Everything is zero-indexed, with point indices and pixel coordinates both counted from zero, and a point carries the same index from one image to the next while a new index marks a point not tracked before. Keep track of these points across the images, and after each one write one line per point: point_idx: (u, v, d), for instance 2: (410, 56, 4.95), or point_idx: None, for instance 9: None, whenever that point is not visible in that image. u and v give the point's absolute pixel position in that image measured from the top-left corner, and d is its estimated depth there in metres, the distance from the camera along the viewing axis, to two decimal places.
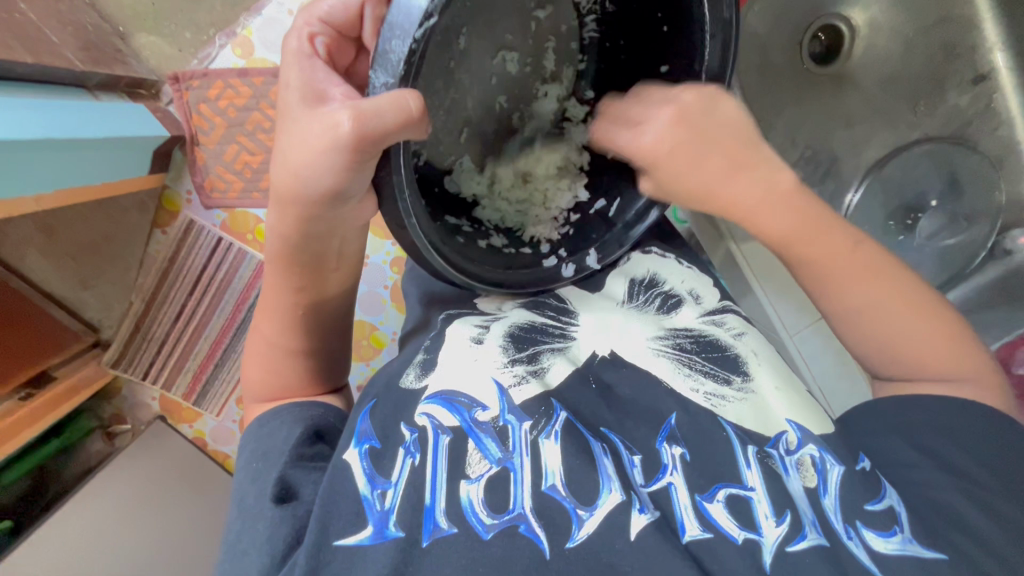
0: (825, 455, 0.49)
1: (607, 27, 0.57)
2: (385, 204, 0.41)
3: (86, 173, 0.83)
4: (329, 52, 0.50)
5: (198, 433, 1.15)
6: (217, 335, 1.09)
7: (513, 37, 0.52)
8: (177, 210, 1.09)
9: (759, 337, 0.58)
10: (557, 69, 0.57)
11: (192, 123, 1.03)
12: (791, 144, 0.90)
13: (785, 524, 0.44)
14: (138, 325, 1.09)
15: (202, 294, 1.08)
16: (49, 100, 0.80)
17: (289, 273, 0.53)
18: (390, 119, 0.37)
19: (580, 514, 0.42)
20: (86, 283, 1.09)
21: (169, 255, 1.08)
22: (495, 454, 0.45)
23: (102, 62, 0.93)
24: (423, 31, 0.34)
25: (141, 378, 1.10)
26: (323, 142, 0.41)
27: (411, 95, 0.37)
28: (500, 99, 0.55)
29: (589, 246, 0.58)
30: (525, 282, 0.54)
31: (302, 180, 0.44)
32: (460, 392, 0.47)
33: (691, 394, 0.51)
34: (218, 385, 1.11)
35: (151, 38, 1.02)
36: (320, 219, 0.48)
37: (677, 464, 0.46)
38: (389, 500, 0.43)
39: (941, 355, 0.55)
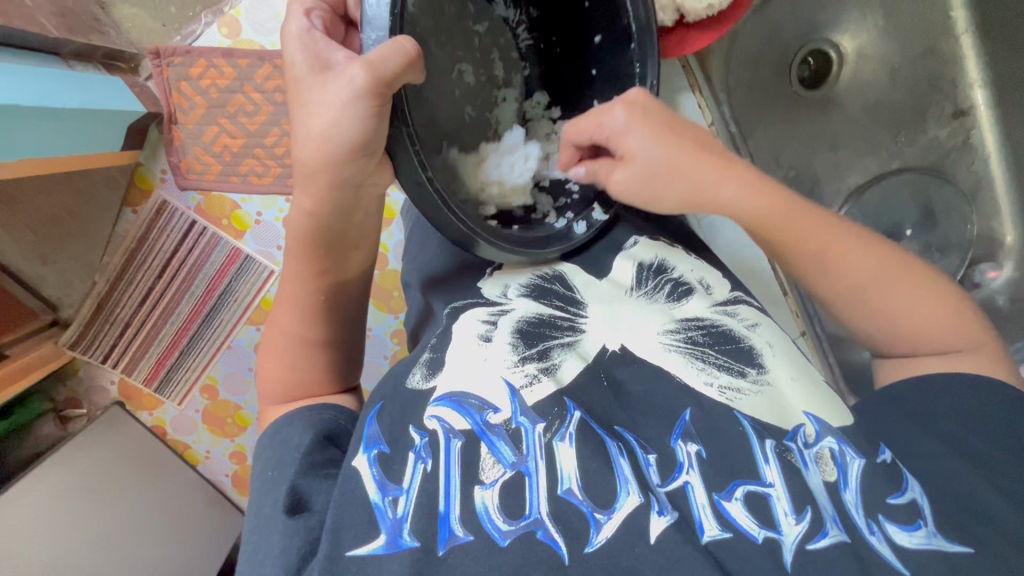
0: (844, 448, 0.49)
1: (539, 32, 0.71)
2: (400, 170, 0.47)
3: (52, 143, 0.78)
4: (326, 28, 0.52)
5: (159, 422, 1.10)
6: (185, 320, 1.06)
7: (463, 52, 0.62)
8: (150, 188, 1.05)
9: (771, 328, 0.58)
10: (507, 77, 0.70)
11: (171, 101, 0.99)
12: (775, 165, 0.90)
13: (804, 521, 0.43)
14: (101, 305, 1.05)
15: (172, 279, 1.05)
16: (17, 66, 0.76)
17: (312, 257, 0.55)
18: (397, 63, 0.44)
19: (598, 518, 0.42)
20: (45, 259, 1.05)
21: (139, 237, 1.05)
22: (509, 458, 0.44)
23: (78, 29, 0.89)
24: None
25: (100, 362, 1.06)
26: (341, 101, 0.44)
27: (406, 41, 0.44)
28: (468, 108, 0.64)
29: (594, 204, 0.65)
30: (543, 246, 0.60)
31: (332, 143, 0.47)
32: (470, 393, 0.46)
33: (705, 388, 0.50)
34: (181, 374, 1.08)
35: (133, 10, 1.01)
36: (348, 185, 0.50)
37: (693, 462, 0.46)
38: (401, 507, 0.43)
39: (941, 328, 0.57)
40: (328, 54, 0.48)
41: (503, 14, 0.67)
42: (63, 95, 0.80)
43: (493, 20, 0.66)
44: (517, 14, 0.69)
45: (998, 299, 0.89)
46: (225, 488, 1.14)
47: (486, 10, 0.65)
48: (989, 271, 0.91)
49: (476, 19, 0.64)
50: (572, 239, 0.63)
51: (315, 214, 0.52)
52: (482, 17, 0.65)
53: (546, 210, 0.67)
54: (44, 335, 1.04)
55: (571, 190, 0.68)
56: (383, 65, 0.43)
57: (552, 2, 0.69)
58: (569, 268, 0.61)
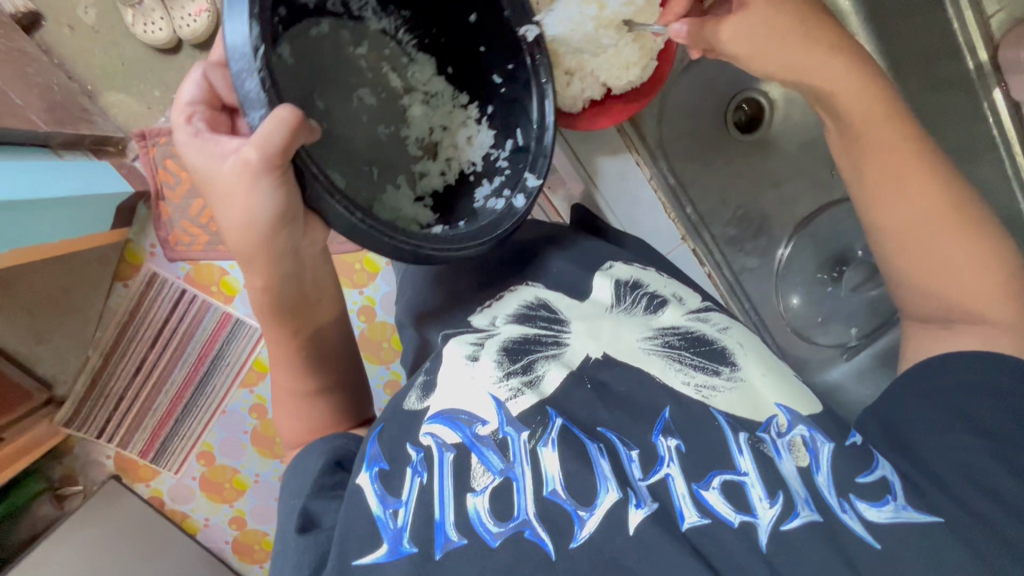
0: (814, 434, 0.49)
1: (417, 27, 0.59)
2: (330, 219, 0.45)
3: (46, 229, 0.83)
4: (211, 126, 0.48)
5: (156, 492, 1.10)
6: (178, 388, 1.07)
7: (354, 79, 0.54)
8: (140, 263, 1.08)
9: (743, 331, 0.58)
10: (408, 83, 0.59)
11: (158, 178, 1.04)
12: (721, 204, 0.80)
13: (778, 504, 0.44)
14: (95, 380, 1.07)
15: (164, 347, 1.07)
16: (18, 160, 0.81)
17: (281, 323, 0.55)
18: (283, 134, 0.40)
19: (581, 514, 0.44)
20: (40, 338, 1.09)
21: (130, 310, 1.07)
22: (497, 465, 0.46)
23: (66, 121, 0.92)
24: (259, 56, 0.40)
25: (96, 437, 1.08)
26: (243, 186, 0.43)
27: (285, 108, 0.40)
28: (381, 129, 0.56)
29: (525, 171, 0.59)
30: (495, 231, 0.54)
31: (253, 228, 0.45)
32: (460, 409, 0.48)
33: (683, 388, 0.51)
34: (176, 443, 1.08)
35: (119, 96, 1.04)
36: (284, 257, 0.49)
37: (673, 456, 0.47)
38: (402, 518, 0.45)
39: (978, 295, 0.52)
40: (220, 146, 0.45)
41: (378, 26, 0.56)
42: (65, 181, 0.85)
43: (371, 34, 0.56)
44: (392, 20, 0.57)
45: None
46: (226, 556, 1.12)
47: (361, 27, 0.55)
48: None
49: (354, 41, 0.54)
50: (516, 214, 0.57)
51: (269, 288, 0.51)
52: (360, 36, 0.55)
53: (484, 194, 0.60)
54: (39, 415, 1.05)
55: (501, 167, 0.61)
56: (270, 142, 0.40)
57: None
58: (554, 296, 0.58)
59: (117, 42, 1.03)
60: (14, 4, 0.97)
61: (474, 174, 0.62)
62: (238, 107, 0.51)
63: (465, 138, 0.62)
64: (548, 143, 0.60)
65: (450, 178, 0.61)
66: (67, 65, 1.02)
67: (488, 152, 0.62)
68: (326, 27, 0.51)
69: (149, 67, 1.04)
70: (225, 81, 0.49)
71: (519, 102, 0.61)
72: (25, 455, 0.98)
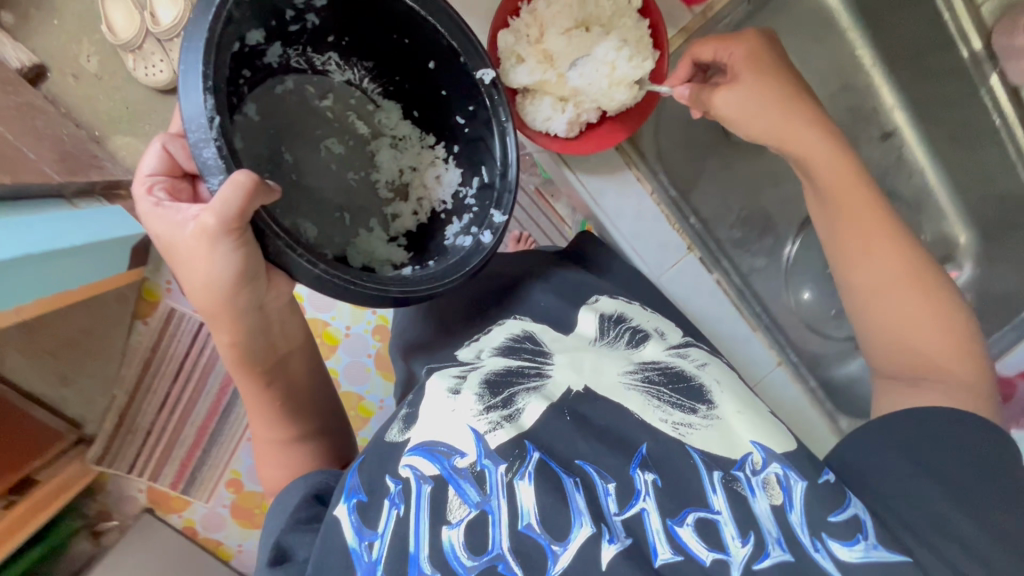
0: (788, 472, 0.50)
1: (381, 73, 0.58)
2: (294, 274, 0.44)
3: (73, 276, 0.86)
4: (174, 195, 0.49)
5: (188, 522, 1.12)
6: (203, 420, 1.09)
7: (321, 129, 0.56)
8: (157, 300, 1.10)
9: (721, 368, 0.60)
10: (375, 128, 0.60)
11: None
12: (725, 208, 0.79)
13: (750, 543, 0.46)
14: (122, 417, 1.10)
15: (186, 381, 1.09)
16: (45, 214, 0.84)
17: (251, 375, 0.54)
18: (239, 198, 0.40)
19: (556, 549, 0.44)
20: (64, 379, 1.06)
21: (151, 345, 1.10)
22: (475, 498, 0.46)
23: (78, 171, 0.94)
24: (216, 127, 0.40)
25: (127, 472, 1.10)
26: (202, 251, 0.43)
27: (241, 172, 0.40)
28: (351, 176, 0.58)
29: (492, 208, 0.55)
30: (462, 266, 0.52)
31: (217, 289, 0.45)
32: (439, 440, 0.48)
33: (660, 424, 0.52)
34: (206, 472, 1.11)
35: (127, 139, 1.06)
36: (249, 314, 0.48)
37: (650, 490, 0.48)
38: (377, 550, 0.44)
39: (941, 356, 0.54)
40: (181, 214, 0.45)
41: (342, 78, 0.57)
42: (90, 230, 0.88)
43: (334, 85, 0.57)
44: (355, 70, 0.57)
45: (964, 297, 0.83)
46: None
47: (325, 80, 0.56)
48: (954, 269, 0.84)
49: (319, 94, 0.56)
50: (481, 249, 0.53)
51: (236, 344, 0.50)
52: (325, 89, 0.56)
53: (454, 231, 0.58)
54: (72, 454, 1.08)
55: (471, 205, 0.58)
56: (228, 207, 0.40)
57: (376, 44, 0.55)
58: (540, 328, 0.59)
59: (120, 87, 1.05)
60: (20, 60, 0.99)
61: (445, 211, 0.60)
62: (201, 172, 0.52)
63: (434, 177, 0.61)
64: (513, 177, 0.55)
65: (423, 216, 0.61)
66: (75, 114, 1.04)
67: (457, 190, 0.60)
68: (291, 83, 0.53)
69: (154, 109, 1.06)
70: (185, 151, 0.50)
71: (484, 139, 0.56)
72: (58, 497, 1.02)
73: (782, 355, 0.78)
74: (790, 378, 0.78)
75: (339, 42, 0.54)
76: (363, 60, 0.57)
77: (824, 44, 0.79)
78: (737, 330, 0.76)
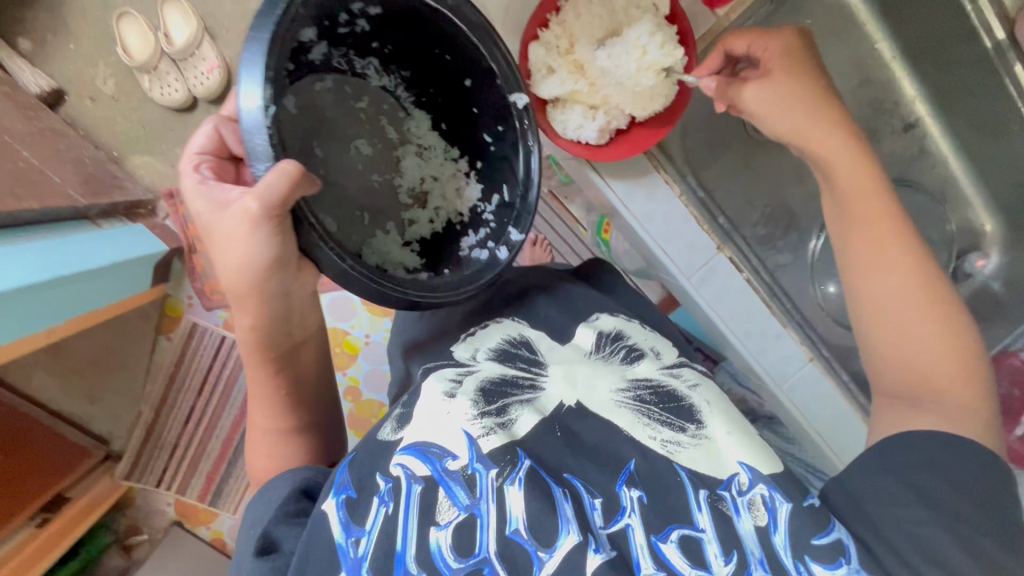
0: (774, 493, 0.50)
1: (416, 84, 0.60)
2: (323, 265, 0.44)
3: (97, 298, 0.87)
4: (218, 176, 0.50)
5: (216, 534, 1.14)
6: (228, 431, 1.10)
7: (354, 129, 0.56)
8: (180, 315, 1.11)
9: (713, 388, 0.59)
10: (403, 133, 0.60)
11: (187, 233, 1.08)
12: (749, 206, 0.79)
13: (732, 562, 0.46)
14: (149, 433, 1.11)
15: (211, 395, 1.10)
16: (68, 236, 0.84)
17: (267, 363, 0.54)
18: (284, 184, 0.41)
19: (542, 555, 0.45)
20: (91, 398, 1.13)
21: (176, 358, 1.10)
22: (464, 501, 0.46)
23: (100, 192, 0.95)
24: (270, 118, 0.41)
25: (155, 486, 1.11)
26: (243, 232, 0.43)
27: (289, 163, 0.41)
28: (375, 177, 0.57)
29: (510, 225, 0.57)
30: (477, 278, 0.53)
31: (250, 274, 0.46)
32: (432, 442, 0.48)
33: (649, 442, 0.53)
34: (231, 483, 1.12)
35: (145, 158, 1.08)
36: (276, 300, 0.49)
37: (635, 507, 0.49)
38: (363, 546, 0.44)
39: (946, 371, 0.50)
40: (226, 195, 0.46)
41: (378, 83, 0.58)
42: (113, 251, 0.89)
43: (370, 87, 0.57)
44: (392, 77, 0.58)
45: (992, 286, 0.83)
46: None
47: (362, 83, 0.56)
48: (979, 260, 0.84)
49: (355, 96, 0.55)
50: (497, 266, 0.55)
51: (259, 327, 0.51)
52: (361, 91, 0.56)
53: (469, 244, 0.59)
54: (101, 470, 1.11)
55: (489, 219, 0.59)
56: (272, 191, 0.41)
57: (417, 56, 0.57)
58: (536, 334, 0.60)
59: (137, 107, 1.07)
60: (38, 85, 1.01)
61: (462, 223, 0.61)
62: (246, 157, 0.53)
63: (455, 189, 0.62)
64: (534, 200, 0.57)
65: (439, 226, 0.62)
66: (93, 135, 1.06)
67: (476, 205, 0.61)
68: (330, 82, 0.53)
69: (169, 128, 1.07)
70: (235, 135, 0.51)
71: (508, 159, 0.58)
72: (89, 514, 1.03)
73: (814, 351, 0.77)
74: (822, 373, 0.78)
75: (382, 49, 0.55)
76: (402, 68, 0.58)
77: (842, 42, 0.79)
78: (770, 327, 0.75)
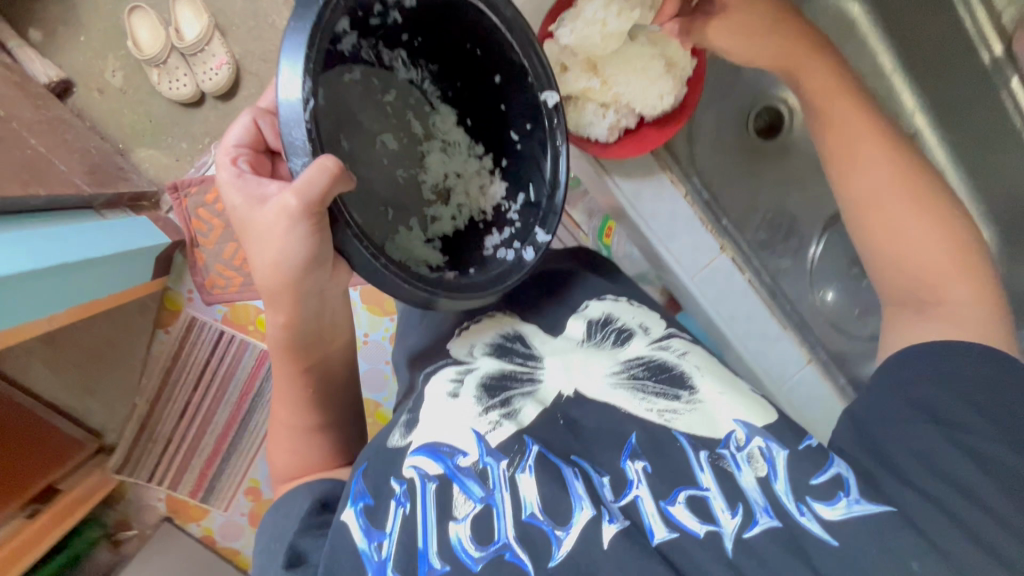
0: (770, 444, 0.50)
1: (444, 80, 0.61)
2: (356, 265, 0.45)
3: (99, 288, 0.88)
4: (253, 169, 0.52)
5: (207, 531, 1.13)
6: (223, 428, 1.10)
7: (380, 123, 0.56)
8: (179, 309, 1.11)
9: (704, 354, 0.58)
10: (429, 128, 0.61)
11: (191, 227, 1.07)
12: (751, 209, 0.79)
13: (739, 514, 0.46)
14: (143, 426, 1.11)
15: (206, 390, 1.10)
16: (74, 224, 0.85)
17: (294, 358, 0.57)
18: (324, 180, 0.42)
19: (559, 534, 0.46)
20: (89, 390, 1.13)
21: (173, 353, 1.11)
22: (477, 493, 0.48)
23: (106, 183, 0.96)
24: (309, 113, 0.42)
25: (148, 480, 1.11)
26: (281, 229, 0.45)
27: (327, 158, 0.42)
28: (400, 172, 0.58)
29: (535, 225, 0.58)
30: (495, 282, 0.54)
31: (286, 268, 0.48)
32: (443, 440, 0.50)
33: (646, 414, 0.53)
34: (225, 479, 1.11)
35: (150, 152, 1.08)
36: (310, 295, 0.52)
37: (641, 478, 0.49)
38: (386, 549, 0.46)
39: (942, 275, 0.53)
40: (264, 189, 0.49)
41: (405, 75, 0.58)
42: (117, 240, 0.90)
43: (399, 83, 0.58)
44: (419, 70, 0.59)
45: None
46: None
47: (389, 76, 0.57)
48: None
49: (382, 88, 0.56)
50: (523, 267, 0.57)
51: (290, 324, 0.54)
52: (388, 84, 0.57)
53: (494, 243, 0.59)
54: (94, 462, 1.10)
55: (513, 219, 0.60)
56: (311, 189, 0.42)
57: (448, 50, 0.58)
58: (530, 329, 0.60)
59: (144, 101, 1.07)
60: (47, 75, 1.02)
61: (484, 221, 0.62)
62: (280, 151, 0.56)
63: (478, 186, 0.62)
64: (560, 201, 0.58)
65: (461, 223, 0.62)
66: (100, 127, 1.06)
67: (500, 203, 0.61)
68: (358, 74, 0.53)
69: (175, 122, 1.08)
70: (273, 130, 0.55)
71: (535, 158, 0.59)
72: (81, 507, 1.03)
73: (813, 352, 0.80)
74: (821, 376, 0.80)
75: (412, 42, 0.56)
76: (431, 62, 0.59)
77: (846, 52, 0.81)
78: (768, 329, 0.77)
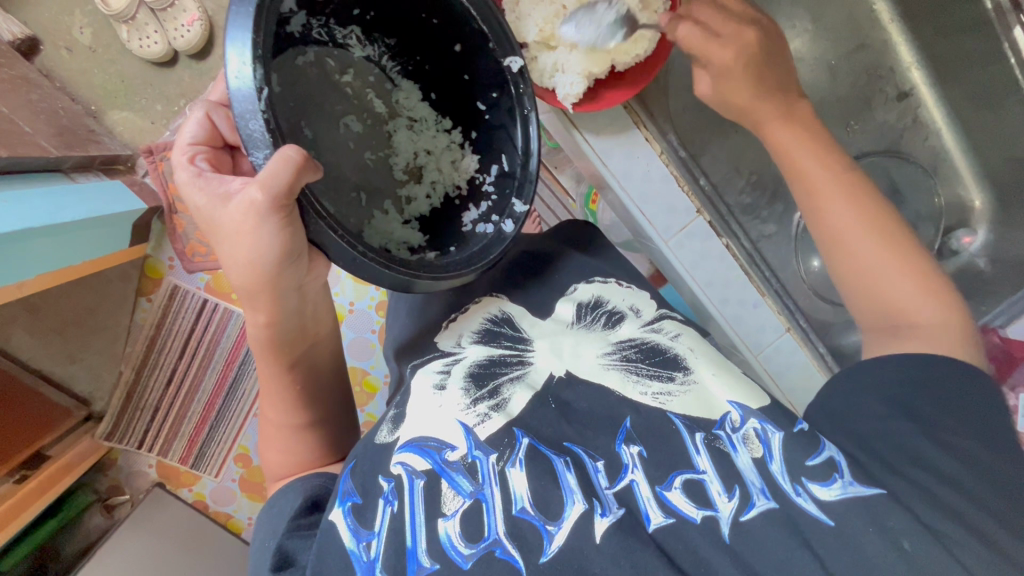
0: (766, 426, 0.49)
1: (403, 56, 0.57)
2: (331, 251, 0.42)
3: (76, 252, 0.86)
4: (214, 167, 0.50)
5: (199, 496, 1.13)
6: (209, 396, 1.10)
7: (343, 106, 0.53)
8: (161, 277, 1.10)
9: (696, 336, 0.58)
10: (393, 108, 0.58)
11: (168, 192, 1.05)
12: (735, 173, 0.78)
13: (735, 497, 0.45)
14: (129, 394, 1.10)
15: (192, 358, 1.09)
16: (43, 187, 0.83)
17: (279, 351, 0.54)
18: (288, 173, 0.39)
19: (551, 528, 0.43)
20: (74, 358, 1.12)
21: (156, 322, 1.10)
22: (467, 488, 0.45)
23: (76, 144, 0.93)
24: (265, 101, 0.38)
25: (136, 448, 1.11)
26: (250, 225, 0.42)
27: (290, 149, 0.39)
28: (368, 155, 0.55)
29: (512, 195, 0.55)
30: (482, 257, 0.52)
31: (262, 267, 0.45)
32: (429, 436, 0.48)
33: (640, 397, 0.52)
34: (215, 447, 1.11)
35: (123, 114, 1.04)
36: (293, 284, 0.48)
37: (637, 463, 0.48)
38: (374, 549, 0.43)
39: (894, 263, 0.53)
40: (225, 187, 0.45)
41: (362, 53, 0.55)
42: (90, 203, 0.88)
43: (357, 61, 0.55)
44: (375, 47, 0.56)
45: (977, 263, 0.80)
46: None
47: (345, 54, 0.53)
48: (966, 237, 0.82)
49: (340, 69, 0.53)
50: (503, 239, 0.53)
51: (273, 323, 0.51)
52: (345, 63, 0.53)
53: (471, 218, 0.57)
54: (82, 429, 1.10)
55: (489, 192, 0.57)
56: (275, 182, 0.39)
57: (401, 22, 0.54)
58: (518, 310, 0.59)
59: (115, 60, 1.03)
60: (11, 32, 0.97)
61: (460, 197, 0.59)
62: (239, 145, 0.54)
63: (450, 162, 0.60)
64: (534, 169, 0.55)
65: (436, 201, 0.60)
66: (70, 88, 1.03)
67: (473, 176, 0.59)
68: (311, 55, 0.49)
69: (149, 82, 1.04)
70: (226, 120, 0.52)
71: (505, 127, 0.56)
72: (71, 472, 1.01)
73: (792, 321, 0.77)
74: (799, 344, 0.77)
75: (364, 16, 0.52)
76: (385, 36, 0.56)
77: (840, 4, 0.80)
78: (746, 296, 0.74)
